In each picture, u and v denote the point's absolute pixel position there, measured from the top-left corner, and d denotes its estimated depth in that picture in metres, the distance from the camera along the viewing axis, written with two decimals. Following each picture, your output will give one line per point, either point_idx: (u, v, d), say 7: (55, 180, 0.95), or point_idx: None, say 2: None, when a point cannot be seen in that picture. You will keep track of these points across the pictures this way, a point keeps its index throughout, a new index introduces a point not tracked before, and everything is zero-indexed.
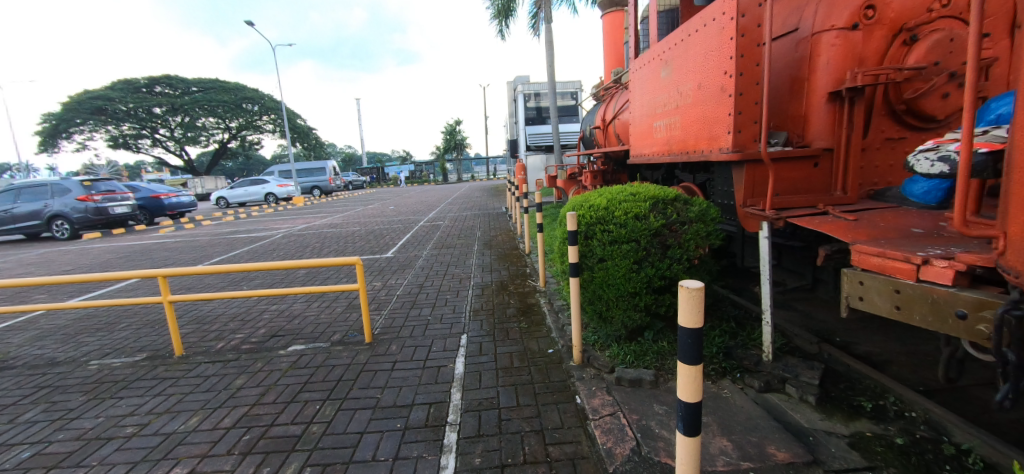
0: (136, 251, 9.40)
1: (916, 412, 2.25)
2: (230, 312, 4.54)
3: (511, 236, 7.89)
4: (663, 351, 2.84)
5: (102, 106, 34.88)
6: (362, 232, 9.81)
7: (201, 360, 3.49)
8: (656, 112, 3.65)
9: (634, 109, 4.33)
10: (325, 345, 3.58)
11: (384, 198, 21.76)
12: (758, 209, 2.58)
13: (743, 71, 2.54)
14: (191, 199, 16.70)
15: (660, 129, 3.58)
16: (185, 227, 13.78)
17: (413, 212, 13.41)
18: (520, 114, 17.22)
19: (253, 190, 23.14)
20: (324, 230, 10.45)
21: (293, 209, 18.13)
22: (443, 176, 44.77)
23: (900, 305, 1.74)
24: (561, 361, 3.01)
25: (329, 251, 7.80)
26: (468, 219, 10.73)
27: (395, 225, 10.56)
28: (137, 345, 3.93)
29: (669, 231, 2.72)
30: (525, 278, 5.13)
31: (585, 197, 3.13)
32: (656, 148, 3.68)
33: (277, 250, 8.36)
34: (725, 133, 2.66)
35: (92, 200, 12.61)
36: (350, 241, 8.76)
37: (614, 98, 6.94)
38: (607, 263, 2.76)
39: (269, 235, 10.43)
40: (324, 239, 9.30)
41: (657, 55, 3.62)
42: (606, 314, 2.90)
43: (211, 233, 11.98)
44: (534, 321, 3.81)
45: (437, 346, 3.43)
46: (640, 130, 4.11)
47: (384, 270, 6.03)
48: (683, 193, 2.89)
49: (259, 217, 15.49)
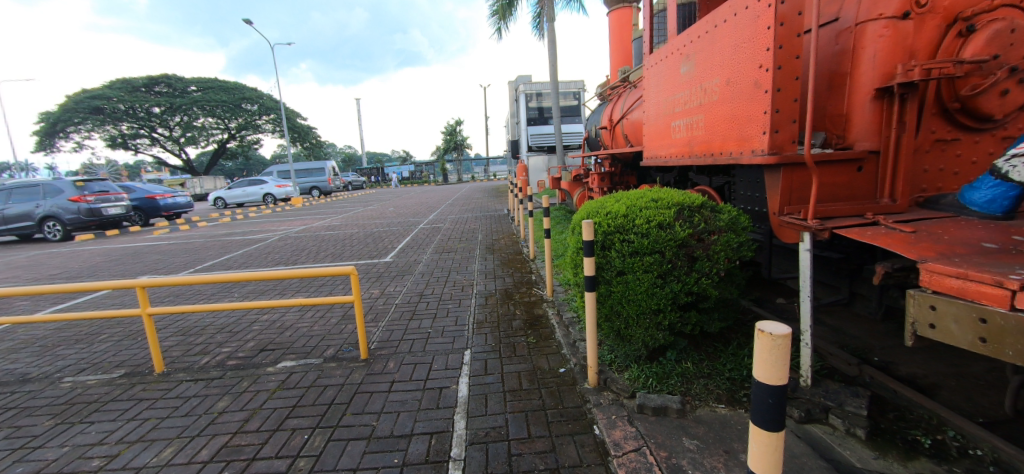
0: (127, 254, 9.12)
1: (982, 450, 1.99)
2: (217, 323, 4.27)
3: (514, 240, 7.62)
4: (687, 374, 2.59)
5: (99, 105, 34.58)
6: (360, 234, 9.53)
7: (182, 378, 3.23)
8: (674, 111, 3.39)
9: (647, 107, 4.06)
10: (317, 362, 3.31)
11: (383, 199, 21.47)
12: (798, 218, 2.32)
13: (781, 65, 2.27)
14: (187, 199, 16.41)
15: (680, 129, 3.33)
16: (180, 228, 13.50)
17: (413, 213, 13.15)
18: (522, 114, 16.94)
19: (251, 190, 22.85)
20: (322, 232, 10.18)
21: (290, 210, 17.86)
22: (443, 177, 44.48)
23: (986, 337, 1.48)
24: (574, 383, 2.75)
25: (326, 255, 7.53)
26: (469, 221, 10.47)
27: (394, 227, 10.28)
28: (115, 360, 3.66)
29: (697, 241, 2.45)
30: (531, 286, 4.86)
31: (601, 203, 2.87)
32: (676, 150, 3.42)
33: (273, 253, 8.08)
34: (760, 133, 2.39)
35: (85, 201, 12.33)
36: (348, 244, 8.48)
37: (622, 97, 6.67)
38: (627, 277, 2.49)
39: (264, 238, 10.14)
40: (321, 241, 9.01)
41: (676, 49, 3.36)
42: (625, 332, 2.64)
43: (205, 235, 11.69)
44: (543, 335, 3.54)
45: (438, 363, 3.16)
46: (656, 130, 3.85)
47: (382, 276, 5.76)
48: (709, 199, 2.63)
49: (256, 218, 15.21)
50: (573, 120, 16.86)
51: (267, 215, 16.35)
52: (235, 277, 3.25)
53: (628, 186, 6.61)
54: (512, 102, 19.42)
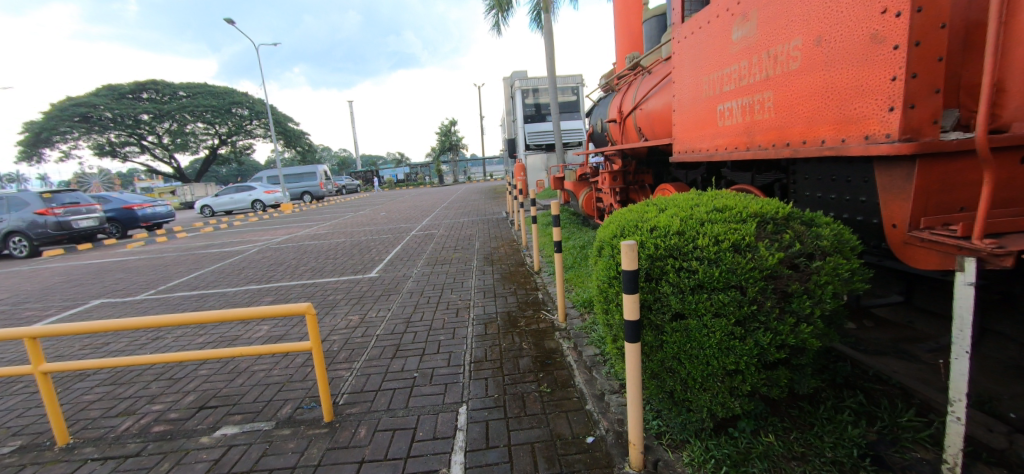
0: (91, 271, 8.31)
1: None
2: (157, 368, 3.49)
3: (515, 247, 6.85)
4: (773, 456, 1.83)
5: (84, 113, 33.62)
6: (346, 244, 8.72)
7: (86, 457, 2.44)
8: (723, 90, 2.64)
9: (678, 90, 3.29)
10: (267, 427, 2.54)
11: (377, 203, 20.61)
12: (949, 234, 1.56)
13: (923, 5, 1.51)
14: (168, 208, 15.53)
15: (732, 114, 2.57)
16: (158, 240, 12.66)
17: (405, 219, 12.38)
18: (518, 111, 16.13)
19: (239, 197, 21.96)
20: (306, 242, 9.36)
21: (278, 217, 17.05)
22: (439, 178, 43.72)
23: None
24: (610, 465, 1.98)
25: (305, 269, 6.73)
26: (465, 226, 9.69)
27: (384, 235, 9.46)
28: (15, 425, 2.87)
29: (790, 269, 1.68)
30: (538, 307, 4.09)
31: (640, 215, 2.12)
32: (725, 141, 2.66)
33: (247, 268, 7.26)
34: (882, 111, 1.64)
35: (52, 214, 11.48)
36: (332, 255, 7.69)
37: (634, 85, 5.90)
38: (688, 322, 1.73)
39: (243, 250, 9.32)
40: (302, 253, 8.19)
41: (722, 9, 2.59)
42: (681, 396, 1.88)
43: (182, 247, 10.87)
44: (559, 380, 2.76)
45: (423, 429, 2.39)
46: (691, 118, 3.10)
47: (364, 297, 4.99)
48: (797, 207, 1.86)
49: (240, 227, 14.38)
50: (572, 116, 16.09)
51: (252, 223, 15.50)
52: (155, 321, 2.45)
53: (643, 185, 5.81)
54: (508, 99, 18.61)
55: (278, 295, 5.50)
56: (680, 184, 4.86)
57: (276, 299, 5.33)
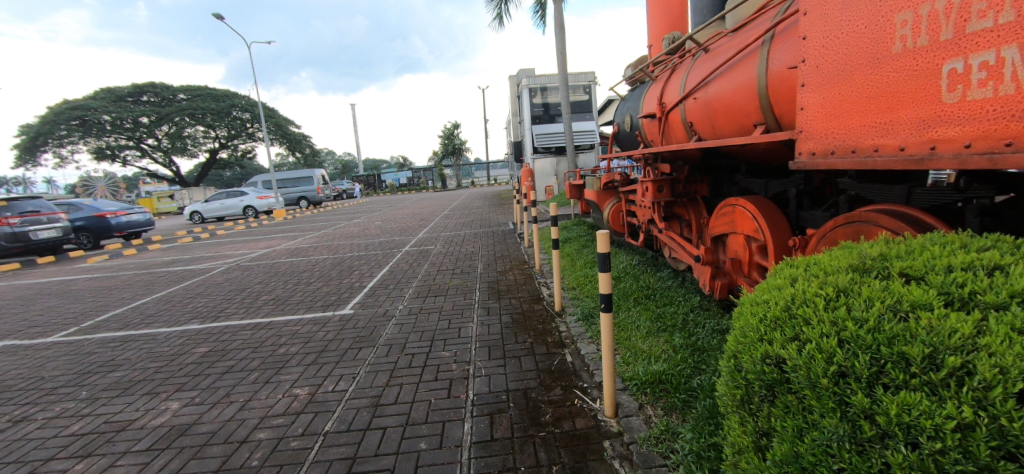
0: (25, 295, 7.04)
1: None
2: None
3: (527, 273, 5.52)
4: None
5: (80, 115, 32.74)
6: (327, 262, 7.42)
7: None
8: (965, 31, 1.33)
9: (815, 50, 2.00)
10: None
11: (375, 209, 19.33)
12: None
13: None
14: (146, 216, 14.30)
15: (1001, 72, 1.25)
16: (126, 253, 11.41)
17: (400, 229, 11.09)
18: (525, 111, 14.83)
19: (230, 203, 20.74)
20: (283, 259, 8.07)
21: (266, 226, 15.82)
22: (442, 183, 42.65)
23: None
24: None
25: (267, 298, 5.43)
26: (466, 241, 8.35)
27: (373, 250, 8.16)
28: None
29: None
30: (570, 383, 2.77)
31: (916, 322, 0.94)
32: (968, 130, 1.36)
33: (201, 295, 5.95)
34: None
35: (7, 224, 10.38)
36: (306, 278, 6.41)
37: (683, 69, 4.64)
38: None
39: (210, 267, 8.04)
40: (273, 274, 6.91)
41: None
42: None
43: (148, 262, 9.60)
44: None
45: None
46: (849, 95, 1.81)
47: (326, 351, 3.66)
48: None
49: (221, 237, 13.12)
50: (584, 117, 14.80)
51: (237, 233, 14.26)
52: None
53: (695, 197, 4.39)
54: (513, 99, 17.34)
55: (220, 340, 4.19)
56: (756, 196, 3.54)
57: (214, 348, 4.01)
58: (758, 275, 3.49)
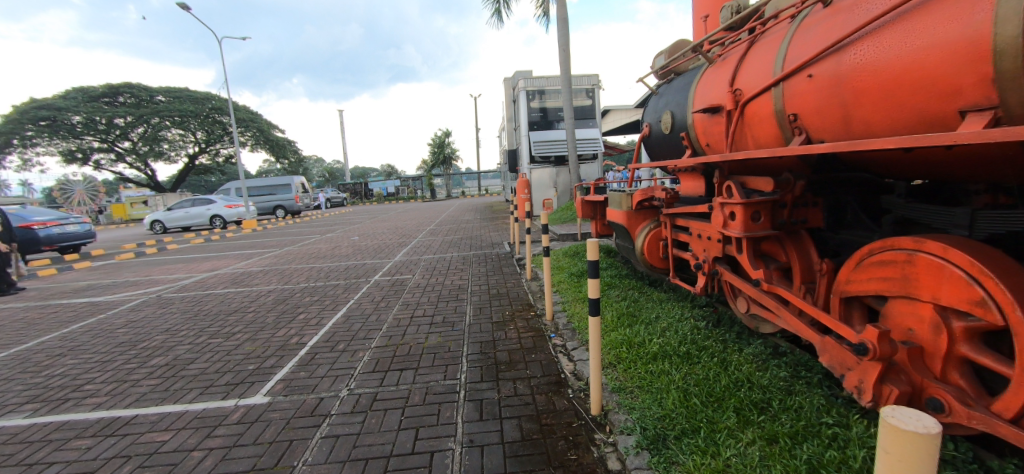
0: None
1: None
2: None
3: (534, 328, 3.90)
4: None
5: (47, 116, 30.53)
6: (270, 296, 5.76)
7: None
8: None
9: None
10: None
11: (354, 221, 17.62)
12: None
13: None
14: (87, 227, 12.40)
15: None
16: (47, 272, 9.51)
17: (376, 248, 9.45)
18: (522, 116, 13.39)
19: (195, 212, 18.76)
20: (218, 289, 6.36)
21: (228, 239, 14.02)
22: (431, 193, 41.14)
23: None
24: None
25: (158, 364, 3.74)
26: (452, 268, 6.72)
27: (335, 280, 6.43)
28: None
29: None
30: None
31: None
32: None
33: (72, 354, 4.18)
34: None
35: None
36: (231, 323, 4.73)
37: (777, 37, 3.12)
38: None
39: (123, 299, 6.26)
40: (194, 313, 5.21)
41: None
42: None
43: (60, 287, 7.77)
44: None
45: None
46: None
47: None
48: None
49: (169, 254, 11.27)
50: (586, 124, 13.34)
51: (191, 247, 12.39)
52: None
53: (800, 229, 2.85)
54: (509, 104, 15.85)
55: (23, 464, 2.46)
56: (951, 236, 2.03)
57: None
58: (966, 380, 1.94)
